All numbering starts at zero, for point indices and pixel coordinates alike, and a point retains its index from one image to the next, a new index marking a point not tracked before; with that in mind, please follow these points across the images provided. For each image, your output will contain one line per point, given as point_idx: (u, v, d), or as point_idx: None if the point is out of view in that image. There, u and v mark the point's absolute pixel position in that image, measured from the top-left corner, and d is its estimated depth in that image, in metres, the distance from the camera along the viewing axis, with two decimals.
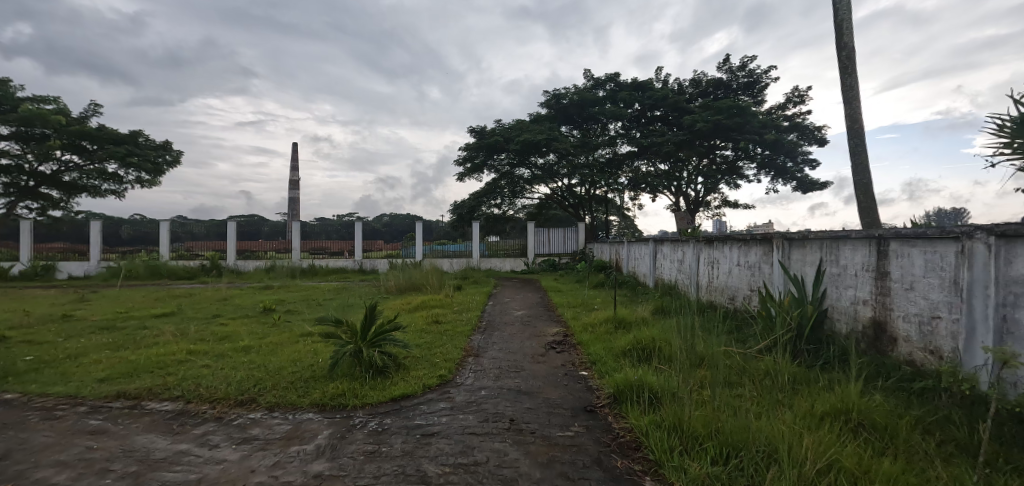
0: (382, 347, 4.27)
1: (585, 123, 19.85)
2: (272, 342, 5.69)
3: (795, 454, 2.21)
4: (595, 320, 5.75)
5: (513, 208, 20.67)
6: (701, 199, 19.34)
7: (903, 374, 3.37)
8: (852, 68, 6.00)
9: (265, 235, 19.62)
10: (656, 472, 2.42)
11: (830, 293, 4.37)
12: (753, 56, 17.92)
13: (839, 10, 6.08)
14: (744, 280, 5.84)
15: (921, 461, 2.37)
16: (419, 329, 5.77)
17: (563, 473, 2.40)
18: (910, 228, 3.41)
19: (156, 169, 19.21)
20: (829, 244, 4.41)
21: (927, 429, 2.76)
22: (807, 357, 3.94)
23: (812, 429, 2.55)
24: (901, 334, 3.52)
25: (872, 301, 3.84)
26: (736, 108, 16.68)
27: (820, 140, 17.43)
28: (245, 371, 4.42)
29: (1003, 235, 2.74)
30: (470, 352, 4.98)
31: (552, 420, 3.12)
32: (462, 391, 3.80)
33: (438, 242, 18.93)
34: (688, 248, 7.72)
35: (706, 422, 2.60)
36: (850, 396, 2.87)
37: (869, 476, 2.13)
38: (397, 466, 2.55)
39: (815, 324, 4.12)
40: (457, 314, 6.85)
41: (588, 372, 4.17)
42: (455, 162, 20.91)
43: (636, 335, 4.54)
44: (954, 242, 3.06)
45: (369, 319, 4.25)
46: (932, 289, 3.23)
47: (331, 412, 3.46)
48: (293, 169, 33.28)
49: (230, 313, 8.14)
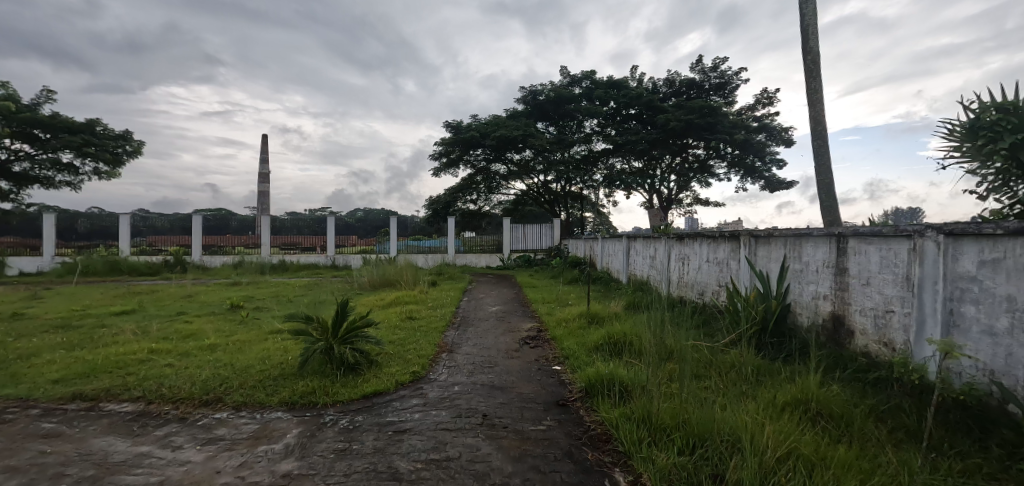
0: (353, 344, 4.20)
1: (561, 120, 19.93)
2: (240, 340, 5.51)
3: (757, 443, 2.28)
4: (568, 316, 5.80)
5: (489, 204, 20.71)
6: (673, 196, 19.71)
7: (859, 365, 3.54)
8: (817, 72, 6.22)
9: (232, 230, 18.93)
10: (626, 464, 2.47)
11: (793, 289, 4.54)
12: (725, 57, 18.23)
13: (805, 16, 6.29)
14: (713, 276, 5.99)
15: (873, 446, 2.52)
16: (393, 326, 5.72)
17: (535, 467, 2.43)
18: (867, 226, 3.59)
19: (116, 160, 18.31)
20: (793, 242, 4.58)
21: (880, 417, 2.91)
22: (770, 350, 4.08)
23: (774, 417, 2.67)
24: (858, 327, 3.69)
25: (831, 296, 4.01)
26: (707, 107, 16.98)
27: (787, 141, 17.92)
28: (210, 370, 4.28)
29: (950, 233, 2.94)
30: (444, 348, 4.95)
31: (525, 414, 3.14)
32: (435, 387, 3.77)
33: (414, 238, 18.77)
34: (660, 246, 7.89)
35: (674, 414, 2.66)
36: (809, 387, 3.00)
37: (825, 463, 2.23)
38: (369, 463, 2.53)
39: (778, 318, 4.25)
40: (432, 310, 6.77)
41: (561, 367, 4.22)
42: (430, 157, 20.67)
43: (608, 330, 4.60)
44: (906, 238, 3.25)
45: (341, 315, 4.17)
46: (887, 284, 3.41)
47: (301, 410, 3.39)
48: (263, 162, 32.31)
49: (195, 311, 7.84)
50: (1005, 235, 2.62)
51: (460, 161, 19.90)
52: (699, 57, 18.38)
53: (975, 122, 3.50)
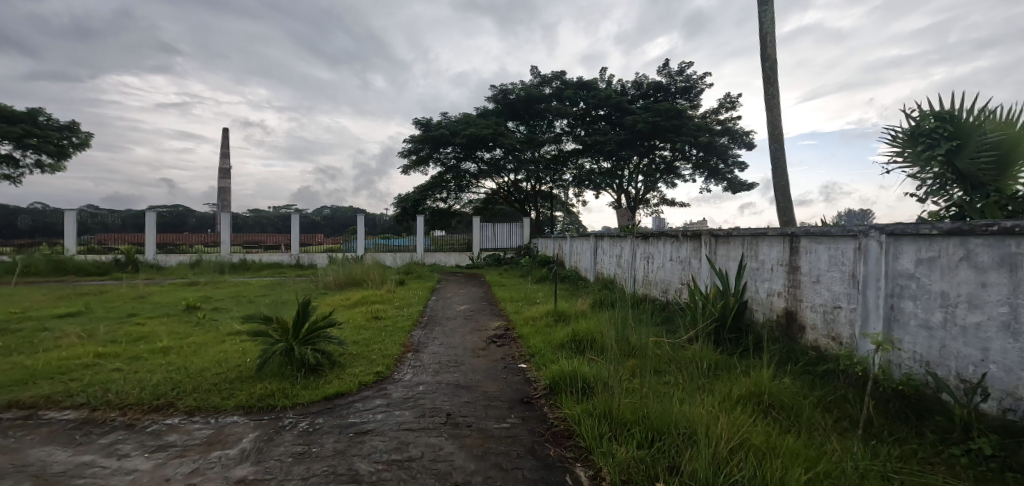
0: (315, 345, 4.10)
1: (531, 120, 20.04)
2: (195, 342, 5.28)
3: (712, 434, 2.36)
4: (535, 314, 5.84)
5: (459, 202, 20.61)
6: (641, 197, 20.13)
7: (810, 358, 3.72)
8: (774, 79, 6.48)
9: (190, 227, 18.08)
10: (587, 459, 2.51)
11: (750, 286, 4.72)
12: (691, 62, 18.75)
13: (763, 24, 6.54)
14: (676, 274, 6.15)
15: (820, 435, 2.65)
16: (358, 326, 5.61)
17: (498, 464, 2.43)
18: (817, 226, 3.77)
19: (60, 152, 17.18)
20: (750, 241, 4.75)
21: (827, 407, 3.07)
22: (728, 345, 4.23)
23: (729, 410, 2.77)
24: (809, 322, 3.88)
25: (784, 293, 4.20)
26: (673, 110, 17.39)
27: (749, 144, 18.60)
28: (162, 374, 4.08)
29: (891, 233, 3.13)
30: (409, 348, 4.89)
31: (489, 412, 3.14)
32: (399, 387, 3.73)
33: (382, 237, 18.44)
34: (627, 244, 8.05)
35: (634, 409, 2.71)
36: (763, 380, 3.13)
37: (773, 452, 2.32)
38: (328, 466, 2.47)
39: (736, 314, 4.41)
40: (398, 310, 6.67)
41: (527, 365, 4.24)
42: (399, 154, 20.36)
43: (574, 328, 4.65)
44: (852, 238, 3.45)
45: (302, 316, 4.06)
46: (835, 282, 3.60)
47: (258, 413, 3.28)
48: (224, 156, 31.05)
49: (147, 312, 7.46)
50: (940, 235, 2.81)
51: (430, 159, 19.68)
52: (666, 61, 18.82)
53: (915, 129, 3.73)
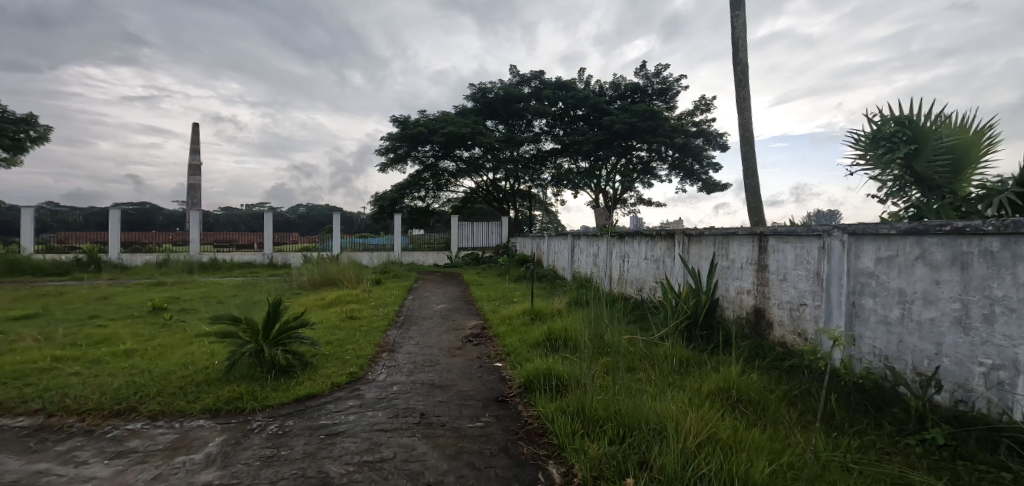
0: (286, 346, 4.01)
1: (510, 119, 20.08)
2: (160, 344, 5.10)
3: (681, 429, 2.41)
4: (512, 313, 5.85)
5: (438, 201, 20.50)
6: (618, 196, 20.37)
7: (777, 354, 3.84)
8: (745, 82, 6.65)
9: (158, 226, 17.44)
10: (559, 456, 2.53)
11: (721, 284, 4.84)
12: (667, 64, 19.07)
13: (735, 29, 6.70)
14: (650, 273, 6.26)
15: (784, 428, 2.74)
16: (332, 326, 5.51)
17: (470, 463, 2.43)
18: (785, 226, 3.89)
19: (16, 145, 16.31)
20: (721, 241, 4.87)
21: (792, 401, 3.18)
22: (700, 342, 4.33)
23: (698, 405, 2.83)
24: (776, 319, 4.00)
25: (753, 291, 4.32)
26: (650, 111, 17.66)
27: (722, 145, 19.04)
28: (124, 378, 3.93)
29: (852, 233, 3.26)
30: (384, 348, 4.84)
31: (463, 412, 3.14)
32: (373, 387, 3.68)
33: (359, 236, 18.15)
34: (603, 243, 8.15)
35: (606, 406, 2.75)
36: (731, 376, 3.21)
37: (738, 445, 2.39)
38: (297, 469, 2.42)
39: (708, 312, 4.52)
40: (374, 309, 6.59)
41: (503, 364, 4.25)
42: (377, 152, 20.10)
43: (549, 326, 4.68)
44: (816, 238, 3.57)
45: (273, 316, 3.97)
46: (801, 279, 3.72)
47: (225, 417, 3.20)
48: (194, 152, 30.04)
49: (110, 314, 7.17)
50: (898, 235, 2.94)
51: (408, 157, 19.47)
52: (643, 63, 19.08)
53: (876, 133, 3.89)
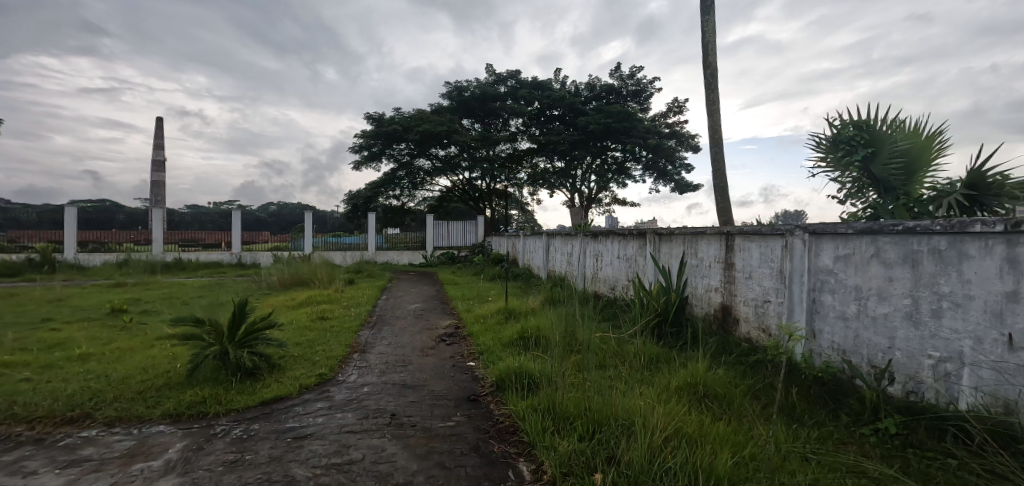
0: (252, 348, 3.91)
1: (486, 118, 20.11)
2: (119, 348, 4.89)
3: (649, 424, 2.46)
4: (486, 312, 5.86)
5: (413, 200, 20.34)
6: (594, 196, 20.61)
7: (743, 350, 3.96)
8: (714, 86, 6.82)
9: (119, 225, 16.68)
10: (530, 454, 2.55)
11: (690, 282, 4.95)
12: (641, 66, 19.39)
13: (705, 34, 6.87)
14: (623, 272, 6.36)
15: (747, 421, 2.83)
16: (302, 327, 5.39)
17: (440, 463, 2.42)
18: (750, 225, 4.02)
19: None
20: (690, 240, 4.99)
21: (755, 394, 3.29)
22: (669, 339, 4.43)
23: (666, 401, 2.90)
24: (742, 315, 4.13)
25: (721, 288, 4.45)
26: (624, 112, 17.92)
27: (694, 147, 19.52)
28: (79, 384, 3.75)
29: (813, 232, 3.39)
30: (356, 348, 4.77)
31: (434, 411, 3.13)
32: (343, 388, 3.63)
33: (333, 235, 17.78)
34: (577, 242, 8.23)
35: (577, 403, 2.79)
36: (698, 372, 3.30)
37: (703, 438, 2.45)
38: (262, 473, 2.36)
39: (678, 309, 4.62)
40: (346, 309, 6.49)
41: (475, 363, 4.25)
42: (351, 150, 19.74)
43: (522, 325, 4.71)
44: (780, 237, 3.70)
45: (238, 317, 3.86)
46: (765, 277, 3.85)
47: (188, 422, 3.09)
48: (158, 147, 28.81)
49: (65, 317, 6.82)
50: (855, 234, 3.07)
51: (383, 155, 19.17)
52: (618, 64, 19.33)
53: (836, 136, 4.05)
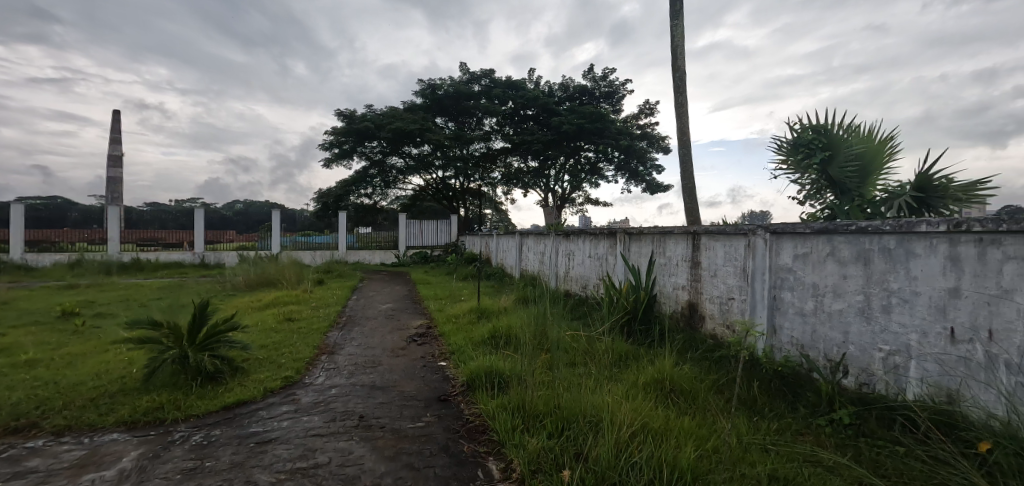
0: (213, 351, 3.78)
1: (460, 117, 20.00)
2: (69, 353, 4.63)
3: (616, 420, 2.51)
4: (458, 312, 5.83)
5: (386, 199, 20.06)
6: (567, 196, 20.81)
7: (708, 345, 4.08)
8: (683, 89, 6.99)
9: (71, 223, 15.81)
10: (499, 452, 2.57)
11: (659, 280, 5.06)
12: (613, 68, 19.68)
13: (674, 38, 7.03)
14: (594, 271, 6.44)
15: (711, 415, 2.92)
16: (268, 329, 5.25)
17: (409, 464, 2.40)
18: (715, 225, 4.15)
19: None
20: (658, 239, 5.11)
21: (719, 389, 3.39)
22: (638, 336, 4.53)
23: (634, 397, 2.96)
24: (708, 312, 4.25)
25: (687, 286, 4.58)
26: (597, 113, 18.15)
27: (664, 148, 19.94)
28: (24, 391, 3.54)
29: (773, 232, 3.52)
30: (325, 350, 4.67)
31: (404, 412, 3.10)
32: (309, 391, 3.55)
33: (302, 234, 17.33)
34: (550, 242, 8.29)
35: (546, 401, 2.81)
36: (664, 368, 3.39)
37: (667, 432, 2.51)
38: (223, 481, 2.29)
39: (646, 307, 4.72)
40: (314, 310, 6.34)
41: (446, 362, 4.24)
42: (321, 147, 19.29)
43: (494, 324, 4.72)
44: (743, 236, 3.83)
45: (199, 319, 3.73)
46: (729, 275, 3.98)
47: (144, 429, 2.96)
48: (115, 142, 27.44)
49: (9, 321, 6.41)
50: (812, 234, 3.21)
51: (355, 153, 18.81)
52: (591, 66, 19.57)
53: (796, 140, 4.22)
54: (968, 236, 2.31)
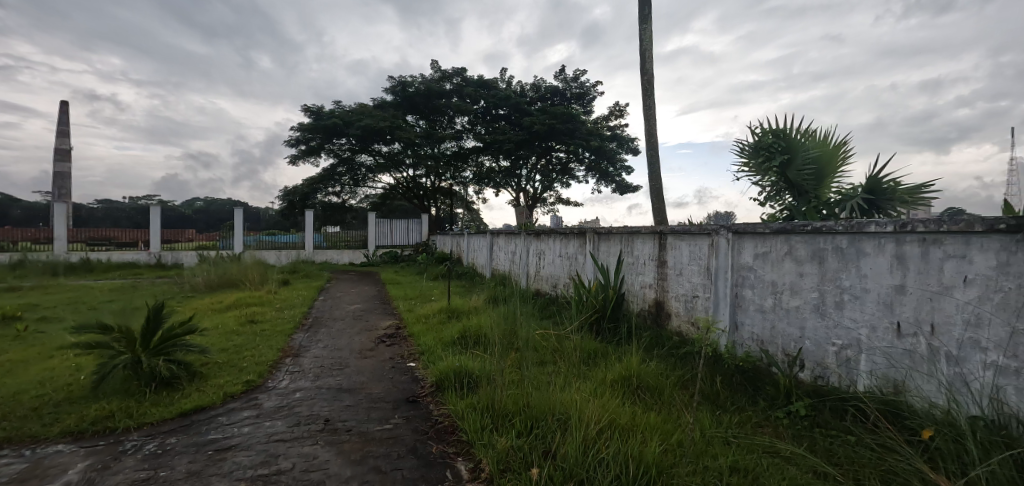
0: (169, 356, 3.62)
1: (432, 115, 19.80)
2: (8, 360, 4.33)
3: (584, 417, 2.54)
4: (428, 312, 5.79)
5: (355, 197, 19.73)
6: (539, 195, 20.93)
7: (674, 342, 4.20)
8: (651, 92, 7.15)
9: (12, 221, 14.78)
10: (468, 453, 2.56)
11: (627, 279, 5.17)
12: (584, 69, 19.91)
13: (643, 42, 7.18)
14: (564, 269, 6.51)
15: (676, 410, 3.00)
16: (229, 331, 5.07)
17: (376, 467, 2.37)
18: (680, 225, 4.27)
19: None
20: (626, 238, 5.21)
21: (684, 384, 3.49)
22: (607, 334, 4.61)
23: (602, 394, 3.01)
24: (674, 310, 4.37)
25: (654, 285, 4.69)
26: (568, 114, 18.33)
27: (633, 149, 20.32)
28: None
29: (735, 232, 3.65)
30: (289, 352, 4.54)
31: (371, 415, 3.05)
32: (273, 395, 3.45)
33: (267, 233, 16.76)
34: (520, 241, 8.33)
35: (516, 400, 2.83)
36: (632, 365, 3.45)
37: (632, 428, 2.57)
38: None
39: (615, 305, 4.81)
40: (279, 312, 6.16)
41: (416, 363, 4.20)
42: (287, 143, 18.73)
43: (464, 324, 4.71)
44: (707, 236, 3.96)
45: (154, 322, 3.56)
46: (694, 274, 4.10)
47: (92, 439, 2.80)
48: (63, 135, 25.84)
49: None
50: (771, 233, 3.35)
51: (322, 150, 18.35)
52: (562, 67, 19.74)
53: (756, 143, 4.38)
54: (912, 236, 2.45)
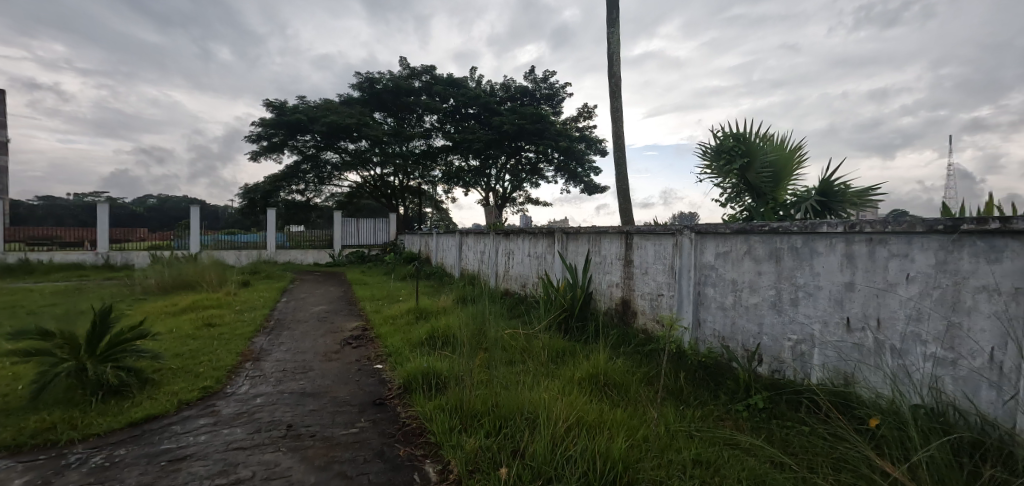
0: (117, 363, 3.44)
1: (400, 112, 19.51)
2: None
3: (552, 416, 2.57)
4: (396, 312, 5.70)
5: (320, 195, 19.17)
6: (508, 195, 20.98)
7: (640, 339, 4.30)
8: (618, 95, 7.29)
9: None
10: (436, 455, 2.54)
11: (594, 278, 5.25)
12: (554, 71, 20.10)
13: (610, 45, 7.31)
14: (533, 269, 6.55)
15: (642, 405, 3.08)
16: (184, 335, 4.84)
17: (341, 473, 2.32)
18: (646, 225, 4.37)
19: None
20: (594, 238, 5.30)
21: (650, 381, 3.59)
22: (575, 332, 4.68)
23: (569, 392, 3.05)
24: (639, 308, 4.48)
25: (621, 283, 4.79)
26: (537, 115, 18.46)
27: (601, 151, 20.66)
28: None
29: (697, 231, 3.78)
30: (249, 357, 4.38)
31: (336, 419, 2.98)
32: (231, 401, 3.31)
33: (227, 231, 16.05)
34: (489, 241, 8.33)
35: (484, 401, 2.83)
36: (599, 363, 3.52)
37: (599, 424, 2.61)
38: None
39: (582, 304, 4.89)
40: (238, 314, 5.92)
41: (382, 365, 4.13)
42: (248, 139, 18.01)
43: (433, 325, 4.67)
44: (671, 236, 4.07)
45: (101, 327, 3.37)
46: (659, 273, 4.21)
47: (30, 453, 2.61)
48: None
49: None
50: (731, 233, 3.48)
51: (285, 146, 17.76)
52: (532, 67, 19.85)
53: (718, 146, 4.53)
54: (860, 236, 2.60)
